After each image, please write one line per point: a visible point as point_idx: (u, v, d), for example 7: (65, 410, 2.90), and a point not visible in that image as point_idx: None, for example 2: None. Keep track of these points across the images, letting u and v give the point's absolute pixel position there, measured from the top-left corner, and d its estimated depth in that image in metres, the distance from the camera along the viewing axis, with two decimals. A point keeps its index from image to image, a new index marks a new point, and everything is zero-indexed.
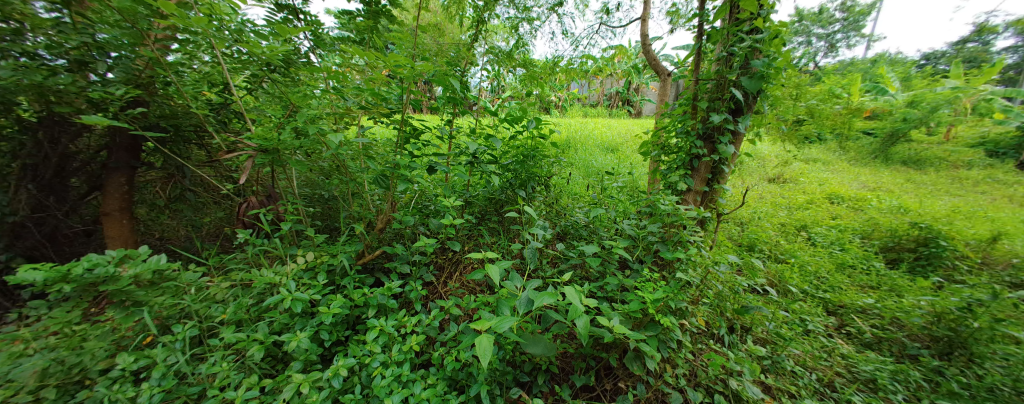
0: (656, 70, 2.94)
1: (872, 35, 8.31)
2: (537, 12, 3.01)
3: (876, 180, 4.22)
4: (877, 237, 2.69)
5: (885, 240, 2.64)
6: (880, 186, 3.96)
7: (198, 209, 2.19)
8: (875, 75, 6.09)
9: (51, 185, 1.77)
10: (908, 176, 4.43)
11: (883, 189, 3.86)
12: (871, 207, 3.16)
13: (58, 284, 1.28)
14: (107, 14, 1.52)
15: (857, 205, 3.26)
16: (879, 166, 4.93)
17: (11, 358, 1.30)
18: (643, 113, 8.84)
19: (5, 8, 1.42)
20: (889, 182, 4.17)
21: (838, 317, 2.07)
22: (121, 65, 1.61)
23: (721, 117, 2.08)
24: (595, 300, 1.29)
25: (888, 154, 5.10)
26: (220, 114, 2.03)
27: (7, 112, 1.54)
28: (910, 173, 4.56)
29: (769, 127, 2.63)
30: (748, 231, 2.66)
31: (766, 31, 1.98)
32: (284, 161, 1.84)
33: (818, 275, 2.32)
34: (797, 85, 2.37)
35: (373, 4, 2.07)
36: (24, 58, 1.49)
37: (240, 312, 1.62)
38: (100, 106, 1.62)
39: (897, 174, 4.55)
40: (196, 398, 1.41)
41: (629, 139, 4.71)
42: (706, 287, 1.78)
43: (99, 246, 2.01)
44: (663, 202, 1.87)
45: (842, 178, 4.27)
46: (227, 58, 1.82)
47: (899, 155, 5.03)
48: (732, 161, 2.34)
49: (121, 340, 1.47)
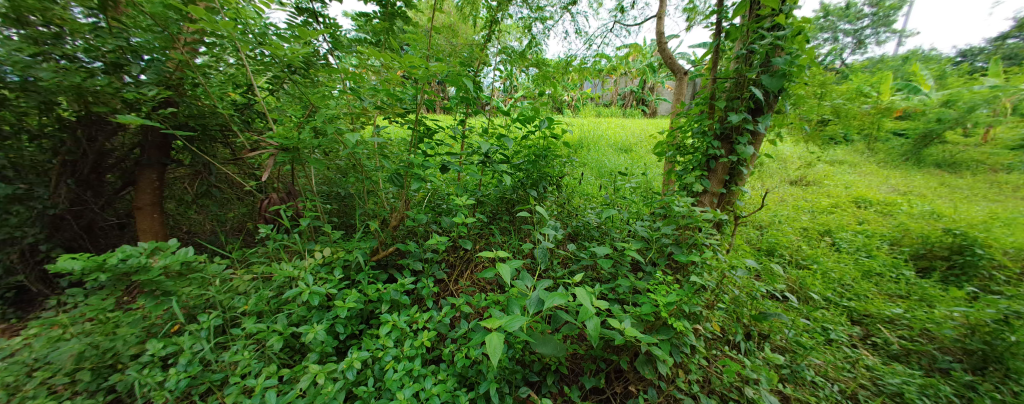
0: (672, 69, 2.87)
1: (905, 31, 7.76)
2: (549, 12, 2.99)
3: (907, 184, 3.99)
4: (906, 243, 2.55)
5: (915, 246, 2.49)
6: (912, 190, 3.74)
7: (222, 204, 2.28)
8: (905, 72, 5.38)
9: (89, 180, 1.90)
10: (942, 180, 4.17)
11: (915, 193, 3.65)
12: (901, 212, 3.00)
13: (95, 273, 1.36)
14: (140, 19, 1.62)
15: (886, 210, 3.09)
16: (909, 169, 4.68)
17: (51, 341, 1.42)
18: (657, 114, 8.67)
19: (47, 13, 1.52)
20: (921, 185, 3.93)
21: (863, 327, 1.97)
22: (153, 67, 1.71)
23: (740, 117, 2.02)
24: (606, 302, 1.28)
25: (920, 157, 4.93)
26: (244, 114, 2.10)
27: (49, 111, 1.66)
28: (944, 177, 4.30)
29: (791, 128, 2.52)
30: (767, 234, 2.58)
31: (789, 28, 1.91)
32: (303, 160, 1.91)
33: (841, 282, 2.22)
34: (822, 84, 2.27)
35: (389, 5, 2.11)
36: (64, 61, 1.59)
37: (261, 303, 1.69)
38: (134, 106, 1.73)
39: (929, 177, 4.30)
40: (220, 385, 1.49)
41: (643, 139, 4.64)
42: (721, 292, 1.76)
43: (131, 238, 2.14)
44: (677, 203, 1.84)
45: (869, 181, 4.06)
46: (250, 61, 1.92)
47: (932, 158, 4.85)
48: (750, 162, 2.28)
49: (152, 327, 1.58)
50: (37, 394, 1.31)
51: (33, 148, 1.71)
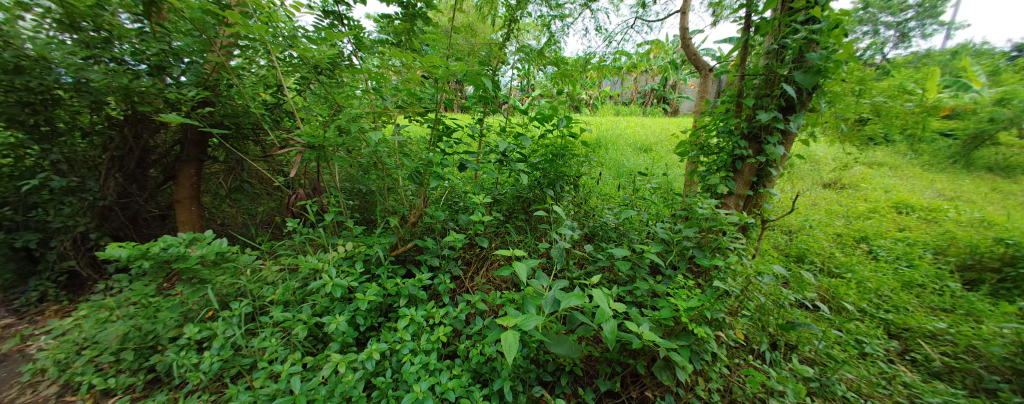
0: (696, 65, 2.76)
1: (955, 22, 6.87)
2: (568, 9, 2.95)
3: (954, 187, 3.67)
4: (952, 253, 2.34)
5: (962, 256, 2.29)
6: (960, 195, 3.44)
7: (254, 199, 2.44)
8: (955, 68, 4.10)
9: (134, 174, 2.06)
10: (995, 184, 3.82)
11: (964, 198, 3.35)
12: (947, 219, 2.77)
13: (139, 260, 1.46)
14: (181, 24, 1.74)
15: (930, 217, 2.86)
16: (957, 172, 4.31)
17: (99, 322, 1.57)
18: (679, 113, 8.40)
19: (98, 20, 1.67)
20: (971, 189, 3.62)
21: (901, 342, 1.83)
22: (192, 69, 1.83)
23: (770, 115, 1.92)
24: (623, 305, 1.26)
25: (970, 159, 4.41)
26: (274, 113, 2.18)
27: (99, 110, 1.82)
28: (998, 182, 3.93)
29: (826, 127, 2.38)
30: (797, 240, 2.45)
31: (825, 21, 1.80)
32: (328, 157, 1.99)
33: (878, 292, 2.07)
34: (861, 80, 2.13)
35: (411, 7, 2.16)
36: (113, 64, 1.74)
37: (288, 293, 1.77)
38: (175, 106, 1.85)
39: (981, 181, 3.95)
40: (249, 368, 1.58)
41: (664, 139, 4.51)
42: (746, 298, 1.69)
43: (171, 229, 2.31)
44: (700, 205, 1.77)
45: (912, 185, 3.77)
46: (280, 63, 2.01)
47: (983, 161, 4.32)
48: (780, 163, 2.18)
49: (189, 312, 1.68)
50: (85, 370, 1.50)
51: (85, 144, 1.88)
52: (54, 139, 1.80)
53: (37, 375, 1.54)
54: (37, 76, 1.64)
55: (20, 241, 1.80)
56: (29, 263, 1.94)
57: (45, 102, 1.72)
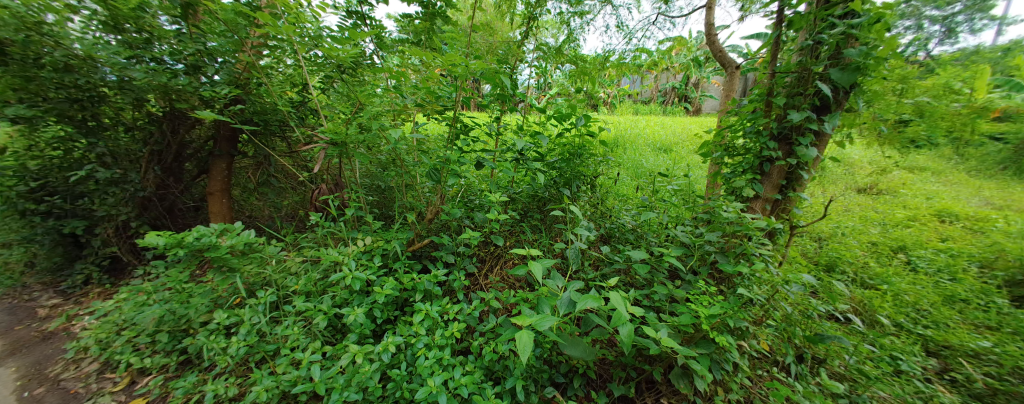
0: (722, 62, 2.65)
1: (1009, 16, 6.21)
2: (588, 6, 2.90)
3: (1006, 195, 3.38)
4: (1000, 266, 2.16)
5: (1012, 271, 2.10)
6: (1011, 203, 3.16)
7: (279, 193, 2.53)
8: (1008, 66, 3.68)
9: (172, 167, 2.21)
10: None
11: (1017, 207, 3.08)
12: (997, 229, 2.55)
13: (175, 248, 1.54)
14: (215, 26, 1.84)
15: (976, 226, 2.64)
16: (1009, 179, 3.96)
17: (138, 305, 1.69)
18: (701, 112, 8.13)
19: (140, 22, 1.78)
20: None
21: (939, 360, 1.69)
22: (225, 68, 1.93)
23: (802, 115, 1.81)
24: (641, 308, 1.22)
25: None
26: (300, 111, 2.26)
27: (140, 107, 1.96)
28: None
29: (863, 129, 2.24)
30: (827, 248, 2.32)
31: (865, 15, 1.69)
32: (350, 154, 2.04)
33: (917, 307, 1.92)
34: (902, 79, 1.99)
35: (430, 6, 2.20)
36: (153, 63, 1.84)
37: (309, 284, 1.84)
38: (209, 103, 1.97)
39: None
40: (272, 355, 1.65)
41: (685, 139, 4.38)
42: (771, 307, 1.61)
43: (203, 219, 2.45)
44: (724, 208, 1.70)
45: (959, 191, 3.49)
46: (306, 62, 2.08)
47: None
48: (811, 166, 2.07)
49: (218, 299, 1.78)
50: (124, 350, 1.62)
51: (128, 139, 2.03)
52: (100, 134, 1.94)
53: (80, 353, 1.68)
54: (84, 74, 1.77)
55: (69, 228, 1.95)
56: (76, 248, 2.11)
57: (92, 98, 1.86)
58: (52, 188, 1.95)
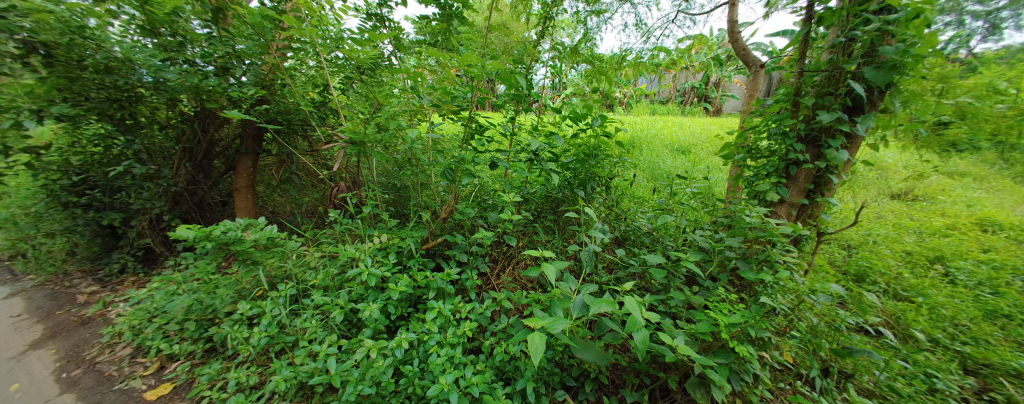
0: (746, 61, 2.56)
1: None
2: (606, 4, 2.86)
3: None
4: None
5: None
6: None
7: (300, 189, 2.64)
8: None
9: (202, 164, 2.35)
10: None
11: None
12: None
13: (204, 241, 1.61)
14: (243, 29, 1.92)
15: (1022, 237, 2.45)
16: None
17: (168, 294, 1.78)
18: (722, 112, 7.89)
19: (175, 26, 1.88)
20: None
21: (978, 379, 1.57)
22: (252, 70, 2.02)
23: (833, 116, 1.72)
24: (657, 314, 1.19)
25: None
26: (321, 111, 2.34)
27: (173, 107, 2.10)
28: None
29: (898, 131, 2.11)
30: (857, 257, 2.20)
31: (904, 10, 1.59)
32: (368, 153, 2.08)
33: (955, 322, 1.79)
34: (943, 78, 1.86)
35: (447, 7, 2.22)
36: (186, 65, 1.95)
37: (327, 279, 1.89)
38: (237, 103, 2.08)
39: None
40: (291, 346, 1.70)
41: (704, 140, 4.26)
42: (796, 317, 1.54)
43: (229, 214, 2.58)
44: (747, 212, 1.64)
45: (1004, 199, 3.25)
46: (328, 63, 2.15)
47: None
48: (841, 169, 1.96)
49: (242, 291, 1.85)
50: (155, 336, 1.72)
51: (162, 136, 2.16)
52: (137, 131, 2.07)
53: (115, 337, 1.79)
54: (123, 75, 1.89)
55: (107, 220, 2.09)
56: (113, 239, 2.25)
57: (130, 98, 1.99)
58: (93, 182, 2.09)
